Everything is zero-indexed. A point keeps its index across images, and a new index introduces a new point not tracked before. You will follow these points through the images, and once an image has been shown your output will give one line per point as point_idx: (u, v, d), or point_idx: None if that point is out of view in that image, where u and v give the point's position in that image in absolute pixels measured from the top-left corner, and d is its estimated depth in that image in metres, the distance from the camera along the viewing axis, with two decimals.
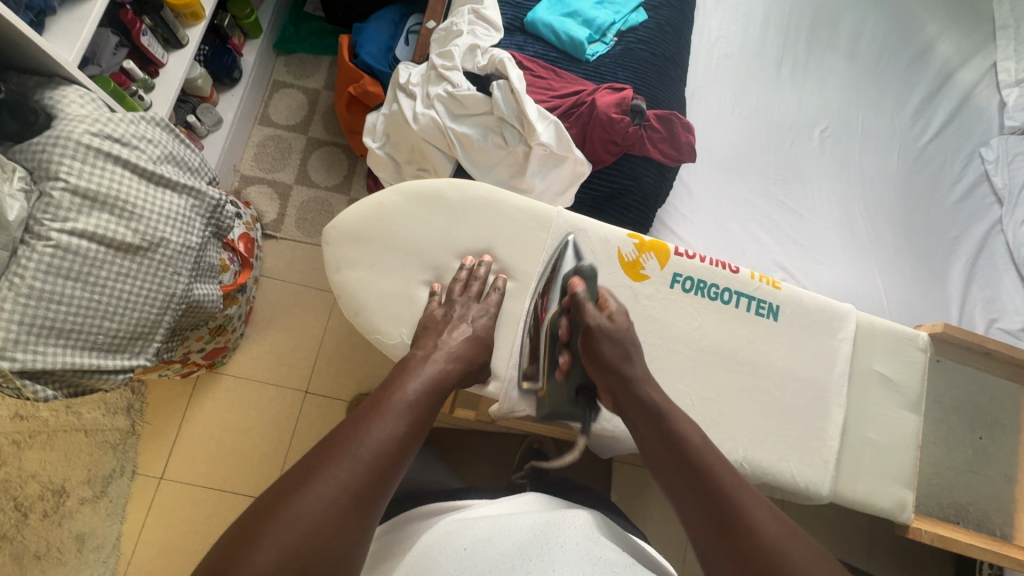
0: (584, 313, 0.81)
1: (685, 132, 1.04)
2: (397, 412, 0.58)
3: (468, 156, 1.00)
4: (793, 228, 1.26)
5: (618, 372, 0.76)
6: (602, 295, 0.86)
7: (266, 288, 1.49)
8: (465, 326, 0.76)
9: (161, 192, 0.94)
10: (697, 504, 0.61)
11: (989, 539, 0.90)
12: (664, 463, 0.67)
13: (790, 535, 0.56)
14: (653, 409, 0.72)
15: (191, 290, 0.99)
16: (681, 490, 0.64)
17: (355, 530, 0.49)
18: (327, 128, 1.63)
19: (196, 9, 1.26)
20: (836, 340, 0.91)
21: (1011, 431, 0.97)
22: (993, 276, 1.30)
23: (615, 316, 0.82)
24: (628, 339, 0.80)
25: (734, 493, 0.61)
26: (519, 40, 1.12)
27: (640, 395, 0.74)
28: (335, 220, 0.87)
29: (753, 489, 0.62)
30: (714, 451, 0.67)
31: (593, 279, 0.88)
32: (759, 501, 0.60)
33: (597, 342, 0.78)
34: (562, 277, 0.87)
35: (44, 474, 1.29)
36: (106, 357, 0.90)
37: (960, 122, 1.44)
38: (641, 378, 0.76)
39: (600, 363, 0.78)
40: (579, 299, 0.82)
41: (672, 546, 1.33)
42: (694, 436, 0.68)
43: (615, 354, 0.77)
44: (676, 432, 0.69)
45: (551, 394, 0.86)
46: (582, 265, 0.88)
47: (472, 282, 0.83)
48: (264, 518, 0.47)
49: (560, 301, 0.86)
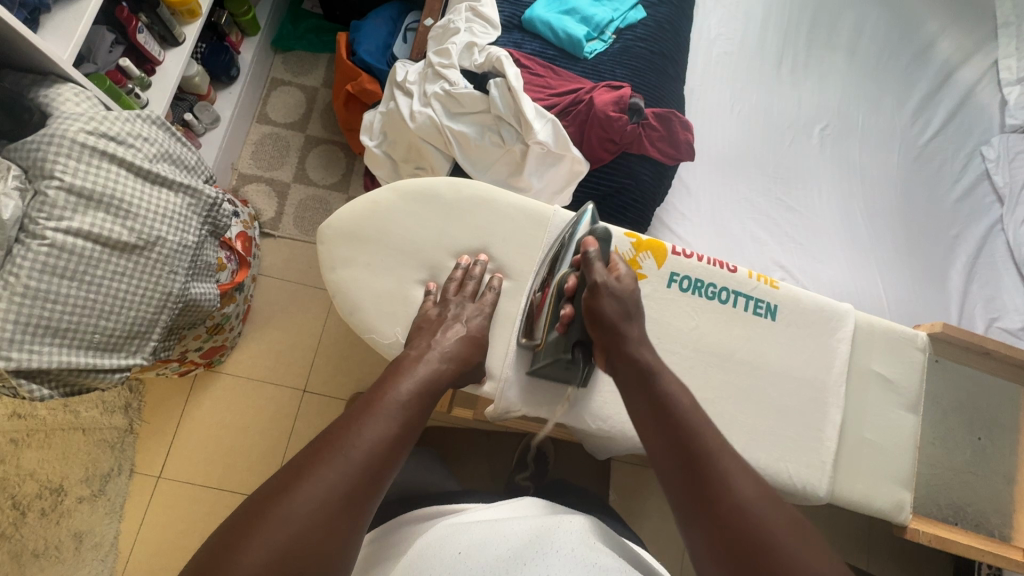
0: (591, 270, 0.77)
1: (683, 130, 1.03)
2: (389, 413, 0.58)
3: (465, 155, 0.99)
4: (792, 226, 1.26)
5: (614, 329, 0.74)
6: (613, 258, 0.82)
7: (264, 286, 1.49)
8: (459, 326, 0.76)
9: (157, 190, 0.93)
10: (680, 468, 0.60)
11: (987, 540, 0.90)
12: (646, 420, 0.66)
13: (772, 504, 0.56)
14: (645, 369, 0.70)
15: (187, 288, 0.99)
16: (659, 447, 0.63)
17: (345, 531, 0.49)
18: (324, 126, 1.63)
19: (193, 6, 1.25)
20: (834, 340, 0.91)
21: (1010, 431, 0.97)
22: (993, 276, 1.29)
23: (622, 279, 0.79)
24: (632, 300, 0.77)
25: (716, 454, 0.60)
26: (516, 38, 1.11)
27: (633, 355, 0.72)
28: (330, 219, 0.86)
29: (735, 451, 0.61)
30: (702, 415, 0.65)
31: (606, 241, 0.84)
32: (738, 463, 0.59)
33: (600, 298, 0.75)
34: (576, 237, 0.83)
35: (42, 473, 1.29)
36: (102, 356, 0.89)
37: (961, 120, 1.43)
38: (637, 338, 0.73)
39: (599, 318, 0.75)
40: (590, 256, 0.78)
41: (669, 545, 1.33)
42: (682, 396, 0.67)
43: (615, 311, 0.75)
44: (664, 395, 0.67)
45: (550, 346, 0.81)
46: (596, 227, 0.84)
47: (467, 282, 0.82)
48: (253, 519, 0.47)
49: (571, 261, 0.82)
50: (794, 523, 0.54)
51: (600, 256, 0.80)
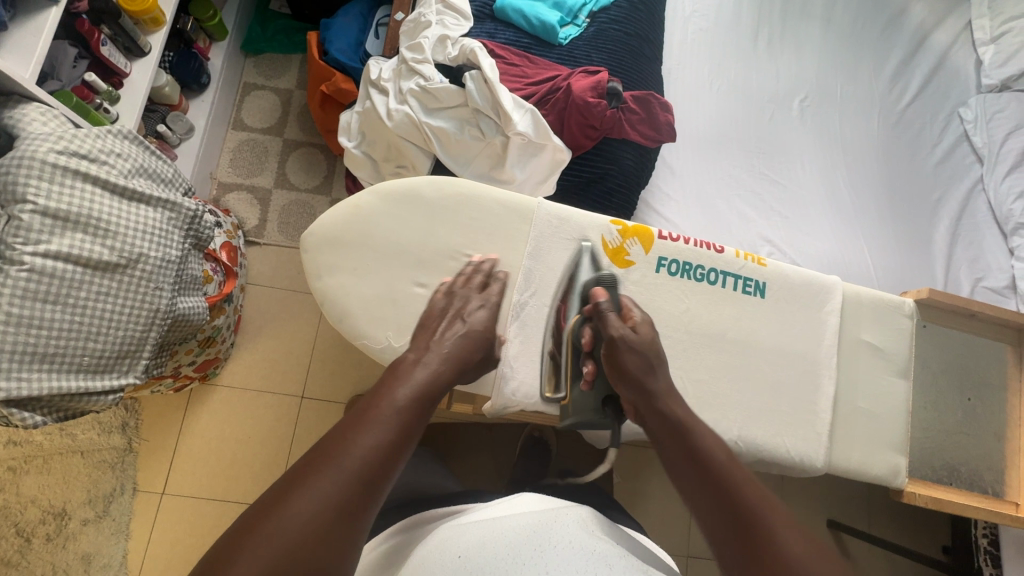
0: (606, 324, 0.76)
1: (663, 111, 1.02)
2: (389, 412, 0.58)
3: (446, 150, 0.98)
4: (778, 200, 1.27)
5: (640, 384, 0.71)
6: (626, 306, 0.80)
7: (253, 295, 1.48)
8: (461, 323, 0.73)
9: (134, 207, 0.92)
10: (720, 524, 0.56)
11: (982, 498, 0.92)
12: (683, 471, 0.63)
13: (822, 556, 0.52)
14: (678, 425, 0.66)
15: (175, 304, 0.97)
16: (702, 502, 0.59)
17: (345, 535, 0.49)
18: (302, 129, 1.60)
19: (156, 15, 1.22)
20: (824, 313, 0.92)
21: (999, 389, 0.98)
22: (976, 236, 1.31)
23: (640, 327, 0.76)
24: (654, 349, 0.74)
25: (763, 513, 0.56)
26: (489, 28, 1.09)
27: (664, 410, 0.68)
28: (312, 226, 0.85)
29: (786, 512, 0.57)
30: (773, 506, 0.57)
31: (614, 288, 0.87)
32: (788, 522, 0.55)
33: (619, 353, 0.73)
34: (580, 285, 0.87)
35: (44, 499, 1.28)
36: (94, 379, 0.88)
37: (937, 83, 1.44)
38: (665, 390, 0.70)
39: (621, 374, 0.72)
40: (601, 309, 0.78)
41: (673, 523, 1.36)
42: (719, 451, 0.63)
43: (638, 366, 0.71)
44: (715, 466, 0.61)
45: (576, 402, 0.80)
46: (601, 274, 0.88)
47: (475, 276, 0.81)
48: (252, 529, 0.47)
49: (581, 309, 0.84)
50: None
51: (611, 306, 0.79)
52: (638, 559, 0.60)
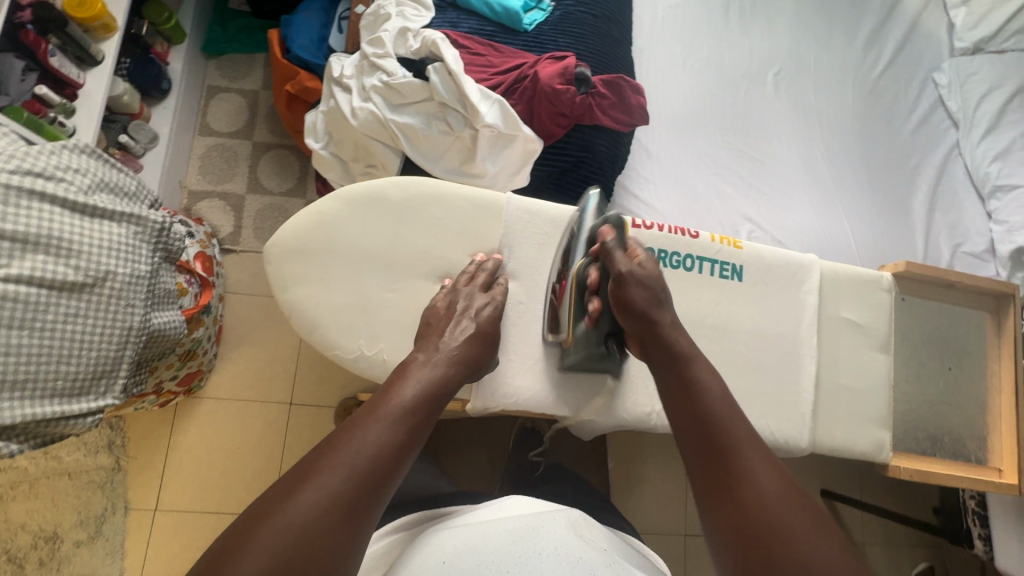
0: (613, 260, 0.76)
1: (635, 94, 1.00)
2: (383, 421, 0.57)
3: (415, 147, 0.95)
4: (756, 176, 1.26)
5: (646, 316, 0.71)
6: (632, 245, 0.79)
7: (234, 304, 1.45)
8: (469, 320, 0.74)
9: (97, 224, 0.88)
10: (698, 452, 0.60)
11: (966, 466, 0.93)
12: (675, 397, 0.65)
13: (790, 496, 0.55)
14: (678, 354, 0.67)
15: (149, 319, 0.94)
16: (686, 430, 0.62)
17: (347, 538, 0.49)
18: (271, 130, 1.57)
19: (107, 20, 1.17)
20: (802, 292, 0.92)
21: (980, 357, 0.99)
22: (954, 202, 1.31)
23: (645, 264, 0.76)
24: (659, 285, 0.75)
25: (741, 450, 0.58)
26: (451, 17, 1.06)
27: (669, 340, 0.69)
28: (274, 236, 0.83)
29: (764, 447, 0.59)
30: (761, 454, 0.58)
31: (622, 228, 0.81)
32: (763, 459, 0.58)
33: (626, 287, 0.73)
34: (588, 229, 0.83)
35: (35, 523, 1.26)
36: (70, 403, 0.84)
37: (910, 49, 1.43)
38: (671, 323, 0.71)
39: (627, 308, 0.73)
40: (609, 247, 0.77)
41: (669, 503, 1.38)
42: (714, 383, 0.64)
43: (644, 300, 0.72)
44: (705, 397, 0.63)
45: (579, 341, 0.81)
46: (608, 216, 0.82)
47: (479, 274, 0.81)
48: (236, 545, 0.47)
49: (588, 252, 0.81)
50: (815, 520, 0.53)
51: (619, 244, 0.78)
52: (618, 561, 0.63)
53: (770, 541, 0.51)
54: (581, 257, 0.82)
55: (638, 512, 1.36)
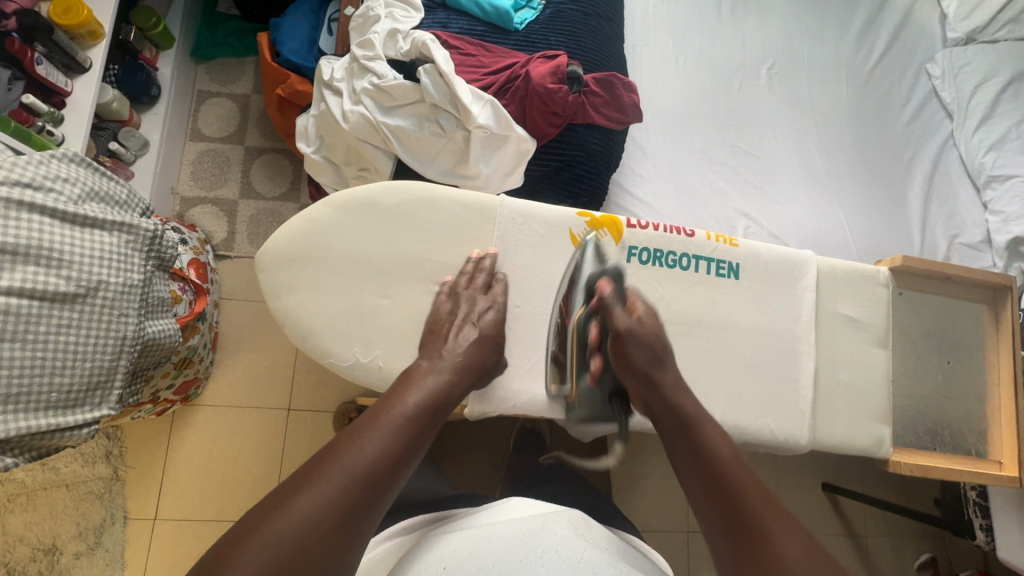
0: (613, 316, 0.80)
1: (628, 92, 0.99)
2: (382, 430, 0.57)
3: (407, 149, 0.94)
4: (752, 172, 1.25)
5: (648, 377, 0.74)
6: (630, 297, 0.84)
7: (229, 310, 1.44)
8: (471, 326, 0.74)
9: (89, 233, 0.85)
10: (716, 518, 0.60)
11: (966, 459, 0.93)
12: (686, 466, 0.66)
13: (814, 556, 0.54)
14: (685, 419, 0.70)
15: (143, 329, 0.91)
16: (703, 500, 0.62)
17: (342, 544, 0.49)
18: (263, 135, 1.56)
19: (93, 27, 1.15)
20: (799, 289, 0.91)
21: (979, 350, 0.99)
22: (950, 193, 1.30)
23: (644, 318, 0.80)
24: (660, 341, 0.78)
25: (759, 512, 0.58)
26: (441, 17, 1.05)
27: (674, 403, 0.72)
28: (266, 244, 0.82)
29: (782, 508, 0.59)
30: (778, 514, 0.58)
31: (620, 281, 0.87)
32: (782, 521, 0.57)
33: (626, 344, 0.77)
34: (585, 277, 0.86)
35: (33, 535, 1.24)
36: (63, 415, 0.81)
37: (903, 41, 1.42)
38: (674, 383, 0.74)
39: (630, 367, 0.76)
40: (607, 301, 0.82)
41: (670, 501, 1.38)
42: (723, 448, 0.66)
43: (644, 359, 0.75)
44: (716, 462, 0.64)
45: (584, 395, 0.84)
46: (606, 266, 0.88)
47: (478, 275, 0.82)
48: (228, 552, 0.46)
49: (588, 303, 0.85)
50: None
51: (618, 298, 0.83)
52: (620, 563, 0.63)
53: None
54: (580, 308, 0.85)
55: (640, 510, 1.36)
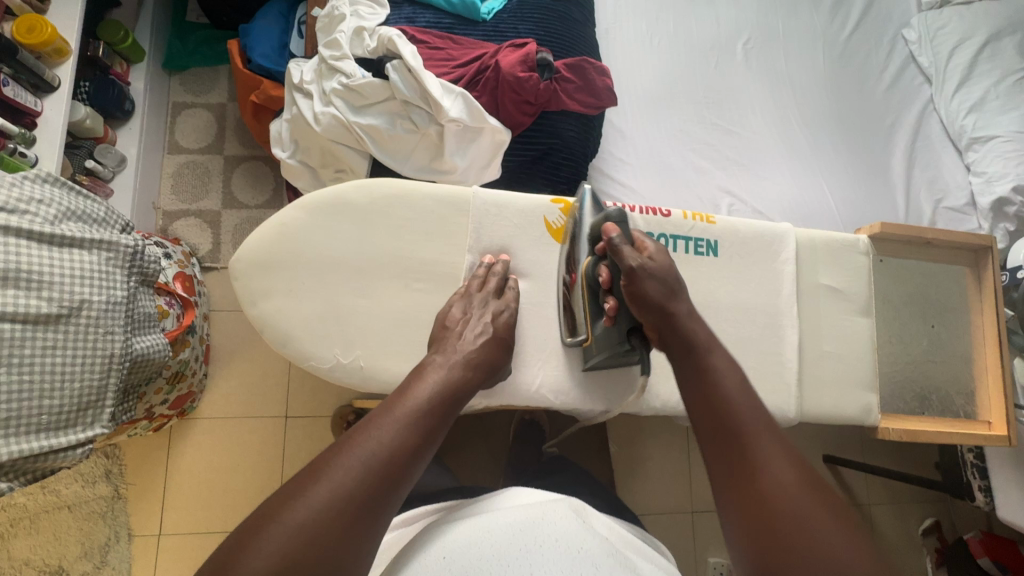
0: (622, 256, 0.73)
1: (600, 76, 1.00)
2: (397, 422, 0.57)
3: (382, 148, 0.94)
4: (733, 149, 1.25)
5: (662, 309, 0.71)
6: (638, 237, 0.77)
7: (220, 322, 1.43)
8: (486, 324, 0.74)
9: (67, 253, 0.84)
10: (712, 432, 0.61)
11: (956, 422, 0.93)
12: (693, 382, 0.66)
13: (800, 481, 0.55)
14: (695, 342, 0.68)
15: (131, 345, 0.90)
16: (702, 414, 0.63)
17: (359, 536, 0.49)
18: (242, 143, 1.54)
19: (59, 45, 1.13)
20: (780, 262, 0.91)
21: (963, 312, 0.99)
22: (932, 158, 1.30)
23: (655, 256, 0.75)
24: (672, 277, 0.74)
25: (757, 435, 0.59)
26: (407, 12, 1.04)
27: (686, 329, 0.70)
28: (239, 252, 0.81)
29: (780, 434, 0.60)
30: (777, 443, 0.59)
31: (624, 221, 0.77)
32: (777, 445, 0.58)
33: (641, 282, 0.72)
34: (587, 227, 0.79)
35: (38, 559, 1.24)
36: (56, 437, 0.81)
37: (878, 7, 1.41)
38: (688, 313, 0.71)
39: (643, 303, 0.72)
40: (615, 244, 0.74)
41: (672, 483, 1.38)
42: (730, 371, 0.66)
43: (660, 292, 0.72)
44: (720, 382, 0.64)
45: (601, 341, 0.78)
46: (607, 212, 0.79)
47: (490, 278, 0.81)
48: (243, 547, 0.46)
49: (593, 250, 0.78)
50: (825, 507, 0.54)
51: (625, 239, 0.75)
52: (620, 550, 0.62)
53: (775, 522, 0.52)
54: (586, 257, 0.79)
55: (642, 494, 1.37)
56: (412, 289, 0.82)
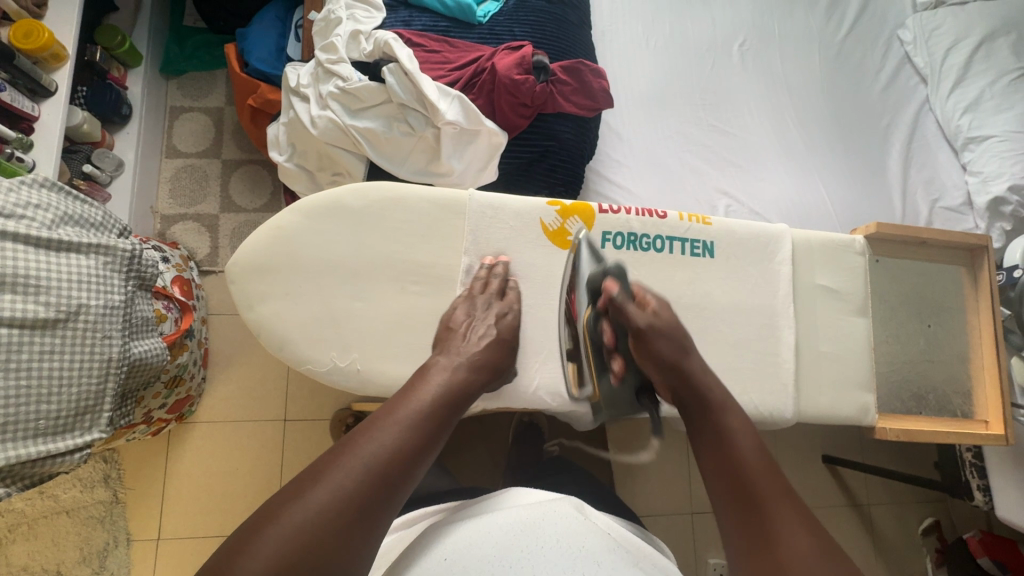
0: (632, 315, 0.80)
1: (596, 78, 1.00)
2: (399, 424, 0.57)
3: (378, 151, 0.94)
4: (729, 150, 1.25)
5: (676, 367, 0.75)
6: (638, 293, 0.84)
7: (218, 325, 1.43)
8: (490, 328, 0.76)
9: (64, 257, 0.83)
10: (727, 500, 0.60)
11: (953, 422, 0.93)
12: (707, 447, 0.66)
13: (823, 553, 0.51)
14: (708, 405, 0.70)
15: (128, 350, 0.90)
16: (716, 481, 0.62)
17: (359, 536, 0.49)
18: (240, 147, 1.55)
19: (56, 49, 1.14)
20: (776, 263, 0.91)
21: (959, 312, 0.99)
22: (928, 158, 1.31)
23: (660, 312, 0.81)
24: (679, 332, 0.79)
25: (774, 503, 0.57)
26: (403, 15, 1.04)
27: (699, 390, 0.73)
28: (235, 256, 0.81)
29: (801, 505, 0.57)
30: (796, 512, 0.56)
31: (624, 277, 0.87)
32: (797, 515, 0.55)
33: (651, 343, 0.78)
34: (585, 278, 0.87)
35: (37, 564, 1.24)
36: (53, 442, 0.80)
37: (873, 8, 1.42)
38: (702, 371, 0.75)
39: (658, 362, 0.77)
40: (618, 303, 0.82)
41: (672, 485, 1.38)
42: (745, 438, 0.65)
43: (670, 351, 0.77)
44: (734, 447, 0.64)
45: (609, 396, 0.85)
46: (606, 265, 0.88)
47: (492, 280, 0.83)
48: (243, 546, 0.46)
49: (593, 304, 0.85)
50: None
51: (626, 297, 0.84)
52: (621, 547, 0.62)
53: None
54: (586, 308, 0.85)
55: (642, 496, 1.37)
56: (408, 292, 0.82)
